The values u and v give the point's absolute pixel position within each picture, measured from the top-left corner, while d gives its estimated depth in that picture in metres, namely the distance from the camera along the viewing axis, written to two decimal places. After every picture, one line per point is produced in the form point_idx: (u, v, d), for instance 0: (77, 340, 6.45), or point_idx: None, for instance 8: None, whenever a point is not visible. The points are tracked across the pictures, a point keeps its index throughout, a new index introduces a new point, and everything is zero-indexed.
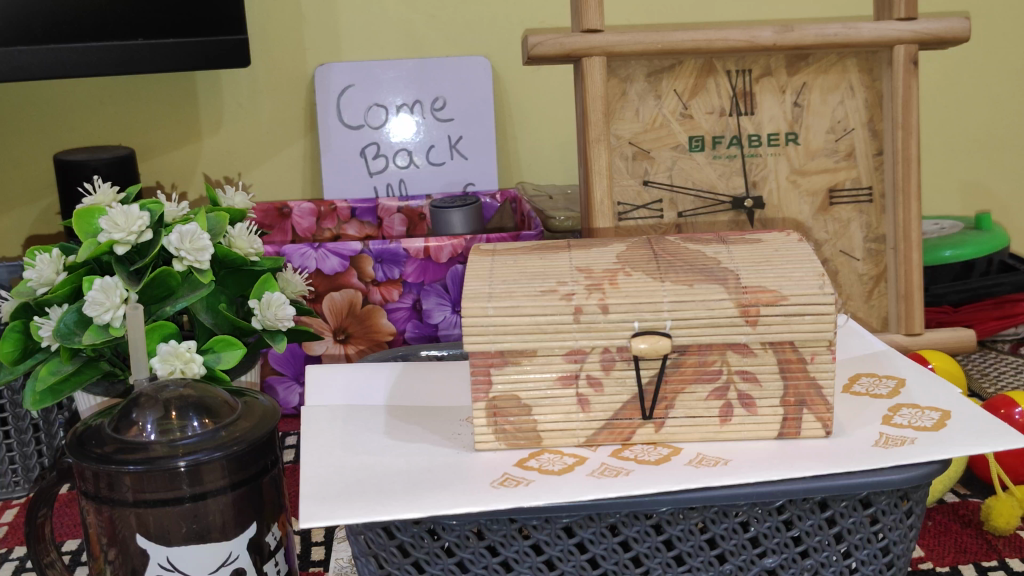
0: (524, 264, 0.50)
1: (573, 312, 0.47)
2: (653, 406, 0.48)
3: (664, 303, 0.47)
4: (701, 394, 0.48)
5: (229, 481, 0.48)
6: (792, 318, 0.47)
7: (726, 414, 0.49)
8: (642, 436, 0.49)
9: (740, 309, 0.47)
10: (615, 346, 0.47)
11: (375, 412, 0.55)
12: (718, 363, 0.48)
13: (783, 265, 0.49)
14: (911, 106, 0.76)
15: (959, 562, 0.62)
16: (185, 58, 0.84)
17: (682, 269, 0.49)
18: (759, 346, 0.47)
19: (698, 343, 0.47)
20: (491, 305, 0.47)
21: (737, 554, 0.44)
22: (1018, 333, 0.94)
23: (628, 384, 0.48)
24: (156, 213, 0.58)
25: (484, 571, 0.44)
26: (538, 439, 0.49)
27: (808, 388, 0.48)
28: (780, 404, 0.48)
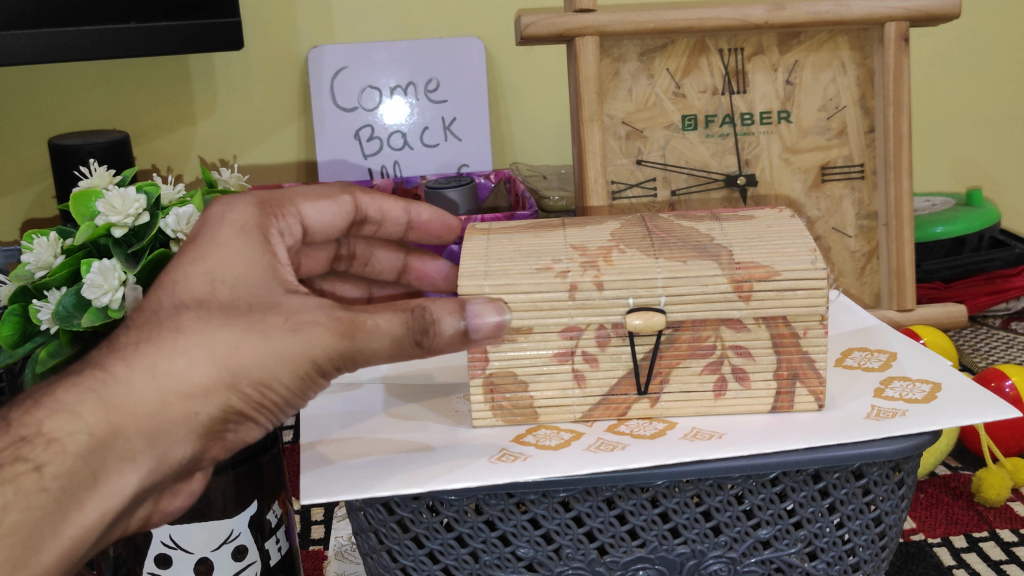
0: (519, 242, 0.51)
1: (568, 289, 0.47)
2: (648, 380, 0.49)
3: (657, 280, 0.47)
4: (695, 368, 0.49)
5: (230, 460, 0.49)
6: (786, 293, 0.47)
7: (720, 388, 0.49)
8: (638, 411, 0.50)
9: (734, 284, 0.47)
10: (610, 323, 0.48)
11: (372, 390, 0.56)
12: (712, 338, 0.48)
13: (775, 241, 0.49)
14: (902, 82, 0.76)
15: (950, 533, 0.63)
16: (179, 41, 0.83)
17: (676, 246, 0.50)
18: (753, 320, 0.48)
19: (692, 319, 0.48)
20: (486, 283, 0.47)
21: (732, 526, 0.45)
22: (1009, 308, 0.94)
23: (623, 359, 0.49)
24: (152, 195, 0.53)
25: (484, 546, 0.44)
26: (534, 415, 0.50)
27: (801, 362, 0.49)
28: (773, 377, 0.49)
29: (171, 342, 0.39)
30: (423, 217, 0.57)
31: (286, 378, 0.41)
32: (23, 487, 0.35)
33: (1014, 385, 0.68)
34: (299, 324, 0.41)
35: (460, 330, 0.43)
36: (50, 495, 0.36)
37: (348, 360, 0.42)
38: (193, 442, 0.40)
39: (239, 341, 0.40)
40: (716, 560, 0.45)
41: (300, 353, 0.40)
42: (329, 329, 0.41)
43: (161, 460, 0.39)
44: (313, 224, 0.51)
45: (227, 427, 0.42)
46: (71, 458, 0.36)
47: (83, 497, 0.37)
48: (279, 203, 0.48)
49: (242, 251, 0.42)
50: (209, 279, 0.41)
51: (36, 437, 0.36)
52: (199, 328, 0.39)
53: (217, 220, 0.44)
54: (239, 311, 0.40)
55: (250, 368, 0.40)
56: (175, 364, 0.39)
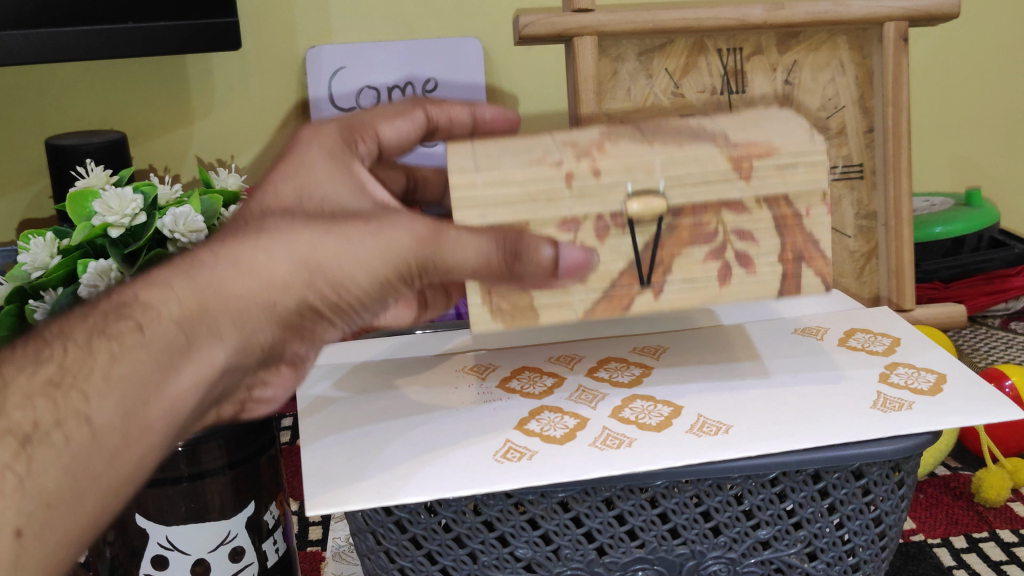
0: (504, 142, 0.46)
1: (564, 176, 0.43)
2: (650, 270, 0.44)
3: (654, 162, 0.43)
4: (699, 257, 0.44)
5: (227, 461, 0.50)
6: (786, 169, 0.44)
7: (725, 276, 0.44)
8: (643, 305, 0.44)
9: (732, 163, 0.43)
10: (609, 213, 0.43)
11: (370, 374, 0.56)
12: (714, 223, 0.44)
13: (768, 125, 0.45)
14: (901, 82, 0.76)
15: (950, 533, 0.63)
16: (178, 41, 0.81)
17: (670, 136, 0.46)
18: (755, 201, 0.44)
19: (692, 203, 0.44)
20: (479, 175, 0.43)
21: (731, 526, 0.45)
22: (1008, 307, 0.95)
23: (624, 250, 0.44)
24: (150, 195, 0.52)
25: (483, 546, 0.44)
26: (533, 317, 0.44)
27: (806, 242, 0.45)
28: (778, 260, 0.44)
29: (258, 236, 0.44)
30: (486, 117, 0.57)
31: (359, 279, 0.45)
32: (125, 340, 0.41)
33: (1014, 385, 0.68)
34: (377, 227, 0.44)
35: (552, 259, 0.41)
36: (145, 351, 0.41)
37: (420, 270, 0.45)
38: (271, 325, 0.45)
39: (319, 240, 0.44)
40: (715, 561, 0.45)
41: (376, 253, 0.44)
42: (409, 233, 0.44)
43: (242, 339, 0.44)
44: (392, 144, 0.54)
45: (311, 325, 0.47)
46: (166, 321, 0.42)
47: (179, 363, 0.42)
48: (361, 126, 0.52)
49: (329, 176, 0.48)
50: (296, 193, 0.48)
51: (134, 303, 0.42)
52: (279, 228, 0.44)
53: (305, 148, 0.50)
54: (321, 217, 0.45)
55: (326, 264, 0.44)
56: (255, 256, 0.44)
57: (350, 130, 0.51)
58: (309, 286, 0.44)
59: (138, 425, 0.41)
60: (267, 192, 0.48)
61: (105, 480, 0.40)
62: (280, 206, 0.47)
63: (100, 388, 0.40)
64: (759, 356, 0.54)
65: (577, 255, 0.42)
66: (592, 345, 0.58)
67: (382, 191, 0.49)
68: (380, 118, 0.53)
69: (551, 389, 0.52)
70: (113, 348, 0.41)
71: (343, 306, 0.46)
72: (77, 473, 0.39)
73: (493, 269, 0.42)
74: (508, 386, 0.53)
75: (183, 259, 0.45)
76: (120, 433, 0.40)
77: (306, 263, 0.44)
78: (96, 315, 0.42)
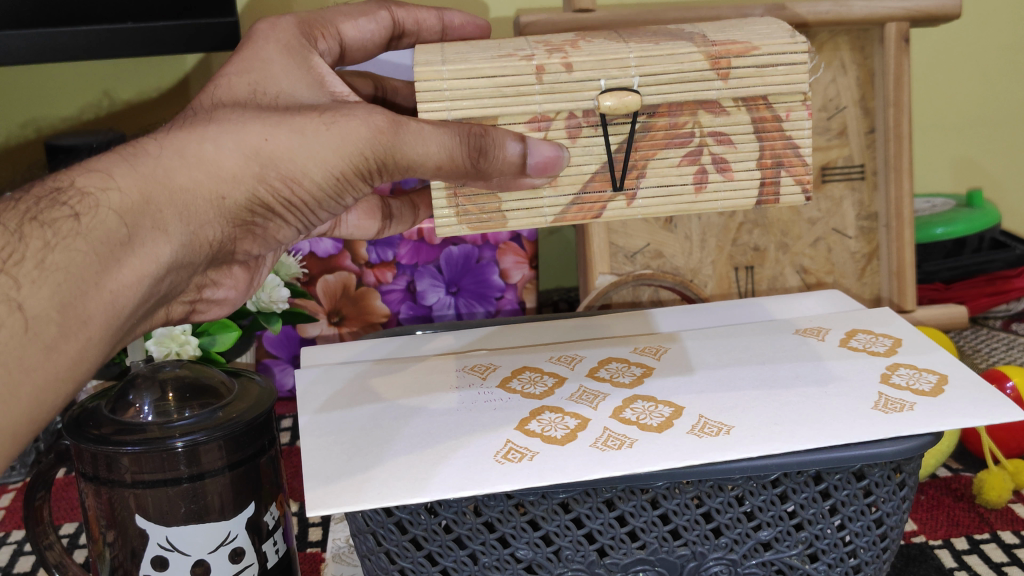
0: (474, 44, 0.46)
1: (535, 70, 0.43)
2: (624, 175, 0.45)
3: (630, 59, 0.43)
4: (673, 160, 0.46)
5: (227, 462, 0.50)
6: (764, 69, 0.44)
7: (701, 181, 0.46)
8: (614, 211, 0.46)
9: (710, 61, 0.44)
10: (581, 110, 0.44)
11: (368, 371, 0.55)
12: (691, 125, 0.45)
13: (745, 28, 0.46)
14: (903, 83, 0.76)
15: (951, 535, 0.63)
16: (178, 41, 0.80)
17: (647, 38, 0.46)
18: (733, 101, 0.45)
19: (669, 101, 0.44)
20: (446, 68, 0.42)
21: (732, 528, 0.45)
22: (1009, 310, 0.94)
23: (597, 152, 0.45)
24: None
25: (483, 547, 0.44)
26: (503, 222, 0.46)
27: (784, 147, 0.46)
28: (757, 166, 0.46)
29: (205, 126, 0.43)
30: (456, 22, 0.58)
31: (314, 175, 0.44)
32: (61, 229, 0.38)
33: (1016, 386, 0.67)
34: (333, 120, 0.44)
35: (520, 155, 0.42)
36: (84, 241, 0.38)
37: (378, 162, 0.45)
38: (221, 223, 0.43)
39: (270, 131, 0.43)
40: (716, 562, 0.45)
41: (332, 147, 0.44)
42: (366, 126, 0.44)
43: (188, 236, 0.42)
44: (353, 42, 0.55)
45: (262, 223, 0.46)
46: (105, 211, 0.39)
47: (122, 256, 0.40)
48: (321, 23, 0.53)
49: (284, 67, 0.47)
50: (251, 86, 0.46)
51: (69, 191, 0.40)
52: (229, 118, 0.43)
53: (261, 41, 0.48)
54: (275, 109, 0.44)
55: (279, 156, 0.43)
56: (202, 149, 0.42)
57: (310, 25, 0.52)
58: (263, 181, 0.43)
59: (74, 316, 0.38)
60: (216, 84, 0.47)
61: (46, 374, 0.38)
62: (232, 97, 0.46)
63: (33, 276, 0.37)
64: (762, 356, 0.54)
65: (547, 153, 0.43)
66: (592, 345, 0.58)
67: (340, 87, 0.49)
68: (342, 16, 0.54)
69: (552, 389, 0.52)
70: (47, 236, 0.38)
71: (297, 203, 0.46)
72: (9, 362, 0.37)
73: (454, 164, 0.43)
74: (508, 387, 0.53)
75: (124, 150, 0.42)
76: (57, 326, 0.38)
77: (259, 156, 0.43)
78: (31, 202, 0.40)
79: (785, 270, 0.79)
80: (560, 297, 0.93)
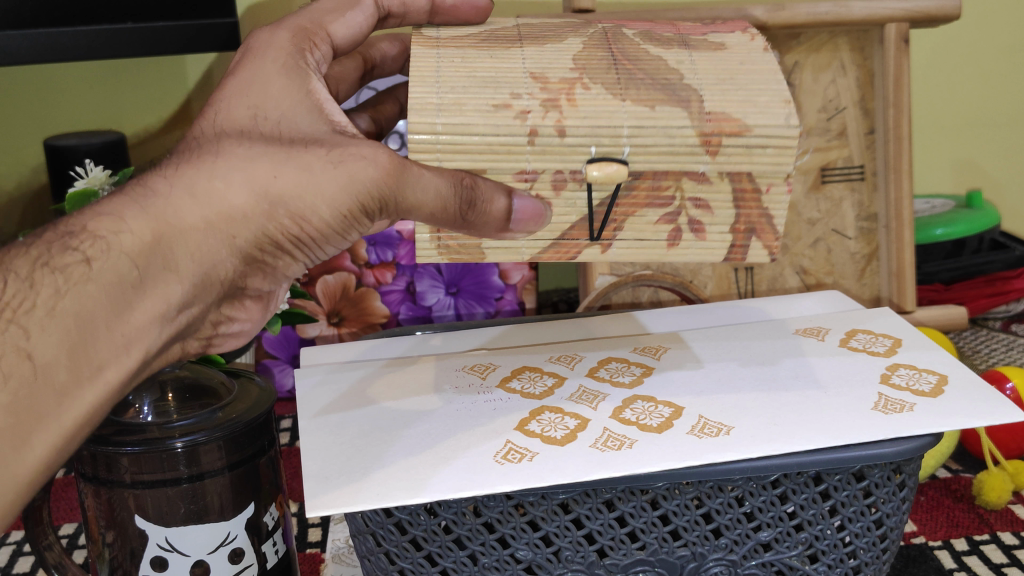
0: (472, 64, 0.44)
1: (528, 132, 0.42)
2: (602, 227, 0.45)
3: (623, 127, 0.42)
4: (651, 218, 0.45)
5: (227, 462, 0.50)
6: (754, 149, 0.43)
7: (674, 238, 0.46)
8: (587, 257, 0.46)
9: (702, 139, 0.43)
10: (569, 169, 0.43)
11: (367, 372, 0.55)
12: (672, 189, 0.44)
13: (746, 82, 0.45)
14: (903, 84, 0.76)
15: (951, 536, 0.63)
16: (179, 42, 0.79)
17: (643, 83, 0.44)
18: (716, 174, 0.44)
19: (653, 168, 0.43)
20: (439, 120, 0.42)
21: (732, 529, 0.45)
22: (1009, 311, 0.94)
23: (577, 206, 0.45)
24: None
25: (482, 548, 0.44)
26: (480, 255, 0.47)
27: (760, 217, 0.45)
28: (729, 230, 0.46)
29: (212, 163, 0.42)
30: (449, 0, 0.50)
31: (323, 214, 0.44)
32: (72, 275, 0.40)
33: (1015, 387, 0.67)
34: (341, 158, 0.43)
35: (507, 208, 0.42)
36: (94, 286, 0.40)
37: (382, 204, 0.44)
38: (234, 260, 0.43)
39: (277, 171, 0.42)
40: (716, 563, 0.45)
41: (341, 188, 0.43)
42: (372, 166, 0.43)
43: (200, 276, 0.43)
44: (342, 40, 0.51)
45: (273, 261, 0.46)
46: (115, 255, 0.40)
47: (134, 297, 0.41)
48: (313, 27, 0.50)
49: (286, 88, 0.46)
50: (253, 113, 0.45)
51: (81, 233, 0.41)
52: (235, 156, 0.43)
53: (259, 57, 0.47)
54: (282, 144, 0.44)
55: (288, 196, 0.43)
56: (212, 187, 0.42)
57: (302, 35, 0.49)
58: (271, 218, 0.43)
59: (88, 363, 0.40)
60: (216, 110, 0.46)
61: (57, 419, 0.40)
62: (235, 124, 0.45)
63: (43, 324, 0.39)
64: (761, 356, 0.54)
65: (531, 204, 0.43)
66: (593, 345, 0.58)
67: (341, 113, 0.46)
68: (328, 15, 0.51)
69: (552, 389, 0.52)
70: (58, 283, 0.40)
71: (307, 240, 0.45)
72: (20, 408, 0.38)
73: (446, 214, 0.42)
74: (508, 386, 0.53)
75: (134, 188, 0.43)
76: (67, 370, 0.39)
77: (268, 195, 0.42)
78: (43, 246, 0.41)
79: (785, 271, 0.79)
80: (560, 298, 0.93)
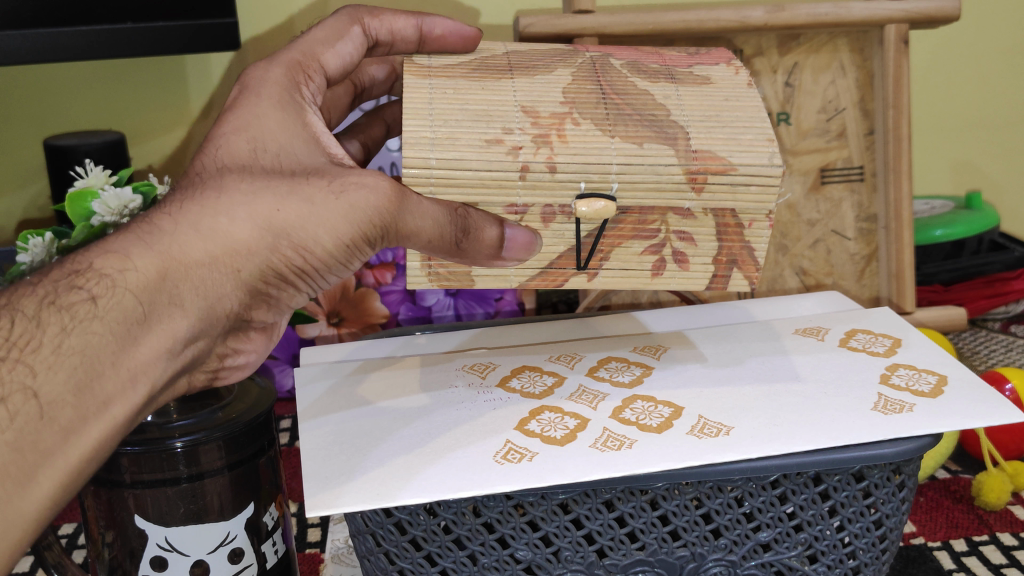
0: (462, 96, 0.45)
1: (519, 170, 0.43)
2: (588, 257, 0.46)
3: (612, 165, 0.43)
4: (636, 249, 0.46)
5: (227, 462, 0.50)
6: (738, 187, 0.44)
7: (658, 268, 0.46)
8: (575, 284, 0.47)
9: (687, 175, 0.43)
10: (558, 204, 0.44)
11: (367, 372, 0.55)
12: (658, 223, 0.45)
13: (732, 124, 0.46)
14: (903, 85, 0.76)
15: (950, 537, 0.63)
16: (179, 42, 0.79)
17: (631, 118, 0.45)
18: (701, 210, 0.45)
19: (640, 204, 0.44)
20: (434, 154, 0.42)
21: (732, 529, 0.45)
22: (1009, 312, 0.94)
23: (566, 236, 0.45)
24: (150, 196, 0.54)
25: (482, 548, 0.44)
26: (470, 281, 0.47)
27: (741, 251, 0.46)
28: (712, 262, 0.46)
29: (215, 199, 0.43)
30: (436, 31, 0.50)
31: (325, 244, 0.44)
32: (77, 313, 0.39)
33: (1015, 388, 0.67)
34: (341, 188, 0.44)
35: (499, 237, 0.42)
36: (101, 323, 0.39)
37: (381, 238, 0.45)
38: (239, 294, 0.44)
39: (279, 204, 0.43)
40: (715, 563, 0.45)
41: (342, 218, 0.44)
42: (371, 192, 0.44)
43: (207, 310, 0.43)
44: (335, 69, 0.52)
45: (276, 293, 0.46)
46: (122, 293, 0.40)
47: (140, 334, 0.40)
48: (306, 60, 0.50)
49: (282, 123, 0.46)
50: (252, 146, 0.45)
51: (85, 271, 0.40)
52: (237, 191, 0.43)
53: (253, 93, 0.48)
54: (282, 177, 0.44)
55: (291, 228, 0.43)
56: (217, 223, 0.42)
57: (294, 69, 0.49)
58: (275, 253, 0.44)
59: (93, 400, 0.39)
60: (215, 146, 0.45)
61: (64, 457, 0.39)
62: (235, 158, 0.45)
63: (49, 362, 0.38)
64: (759, 355, 0.54)
65: (523, 236, 0.43)
66: (593, 345, 0.58)
67: (334, 146, 0.48)
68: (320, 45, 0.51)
69: (551, 389, 0.52)
70: (63, 320, 0.39)
71: (309, 272, 0.46)
72: (26, 447, 0.37)
73: (440, 246, 0.43)
74: (508, 386, 0.53)
75: (137, 226, 0.42)
76: (73, 408, 0.38)
77: (271, 230, 0.43)
78: (46, 284, 0.40)
79: (784, 271, 0.79)
80: None
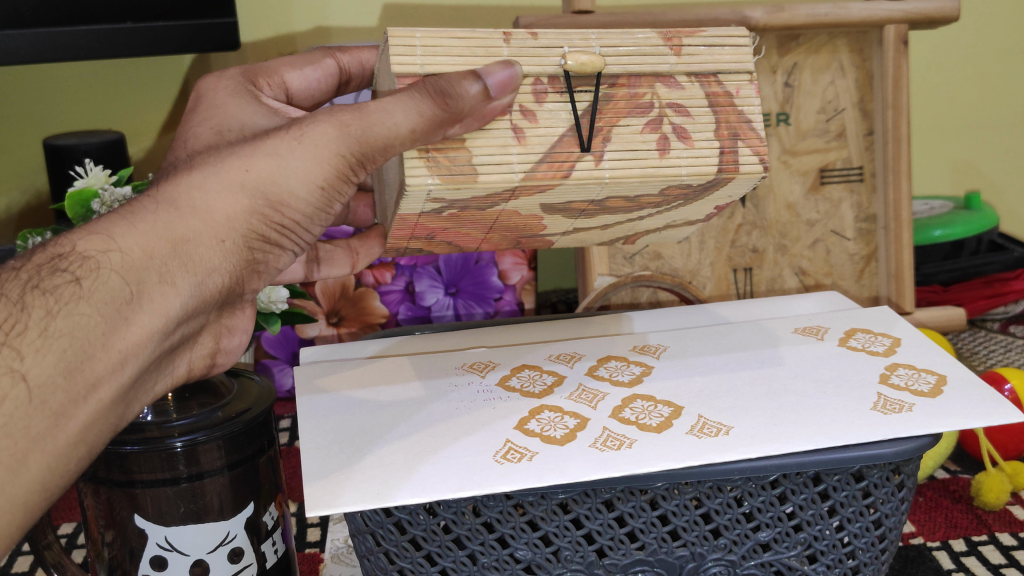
0: None
1: (502, 36, 0.42)
2: (590, 137, 0.42)
3: (590, 34, 0.43)
4: (636, 128, 0.43)
5: (226, 462, 0.50)
6: (715, 49, 0.44)
7: (663, 148, 0.43)
8: (582, 174, 0.42)
9: (664, 39, 0.43)
10: (547, 76, 0.42)
11: (365, 371, 0.55)
12: (649, 96, 0.43)
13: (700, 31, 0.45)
14: (901, 86, 0.76)
15: (949, 536, 0.63)
16: (178, 42, 0.79)
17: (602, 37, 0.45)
18: (686, 77, 0.44)
19: (628, 73, 0.43)
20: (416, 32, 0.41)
21: (731, 529, 0.45)
22: (1007, 312, 0.94)
23: (562, 117, 0.42)
24: None
25: (482, 548, 0.44)
26: (473, 176, 0.41)
27: (739, 120, 0.44)
28: (714, 137, 0.44)
29: (187, 175, 0.40)
30: None
31: (302, 194, 0.42)
32: (63, 295, 0.36)
33: (1014, 388, 0.67)
34: (303, 130, 0.41)
35: (482, 90, 0.38)
36: (88, 303, 0.36)
37: (361, 156, 0.42)
38: (225, 267, 0.41)
39: (249, 163, 0.40)
40: (715, 563, 0.45)
41: (313, 158, 0.41)
42: (333, 125, 0.41)
43: (195, 287, 0.40)
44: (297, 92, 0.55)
45: (264, 258, 0.43)
46: (107, 273, 0.37)
47: (129, 314, 0.37)
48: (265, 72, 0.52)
49: (240, 109, 0.46)
50: (216, 128, 0.44)
51: (68, 254, 0.37)
52: (207, 162, 0.40)
53: (210, 90, 0.47)
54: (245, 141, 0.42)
55: (266, 183, 0.40)
56: (193, 197, 0.39)
57: (253, 76, 0.51)
58: (254, 213, 0.41)
59: (83, 382, 0.36)
60: (183, 138, 0.45)
61: (55, 442, 0.36)
62: (201, 142, 0.44)
63: (37, 345, 0.35)
64: (758, 355, 0.54)
65: (503, 72, 0.39)
66: (591, 344, 0.58)
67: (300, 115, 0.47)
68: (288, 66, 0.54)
69: (551, 388, 0.52)
70: (49, 303, 0.36)
71: (292, 226, 0.42)
72: (16, 433, 0.35)
73: (429, 122, 0.39)
74: (508, 386, 0.53)
75: (119, 209, 0.40)
76: (64, 391, 0.36)
77: (243, 188, 0.40)
78: (29, 270, 0.37)
79: (783, 271, 0.79)
80: (559, 299, 0.93)
